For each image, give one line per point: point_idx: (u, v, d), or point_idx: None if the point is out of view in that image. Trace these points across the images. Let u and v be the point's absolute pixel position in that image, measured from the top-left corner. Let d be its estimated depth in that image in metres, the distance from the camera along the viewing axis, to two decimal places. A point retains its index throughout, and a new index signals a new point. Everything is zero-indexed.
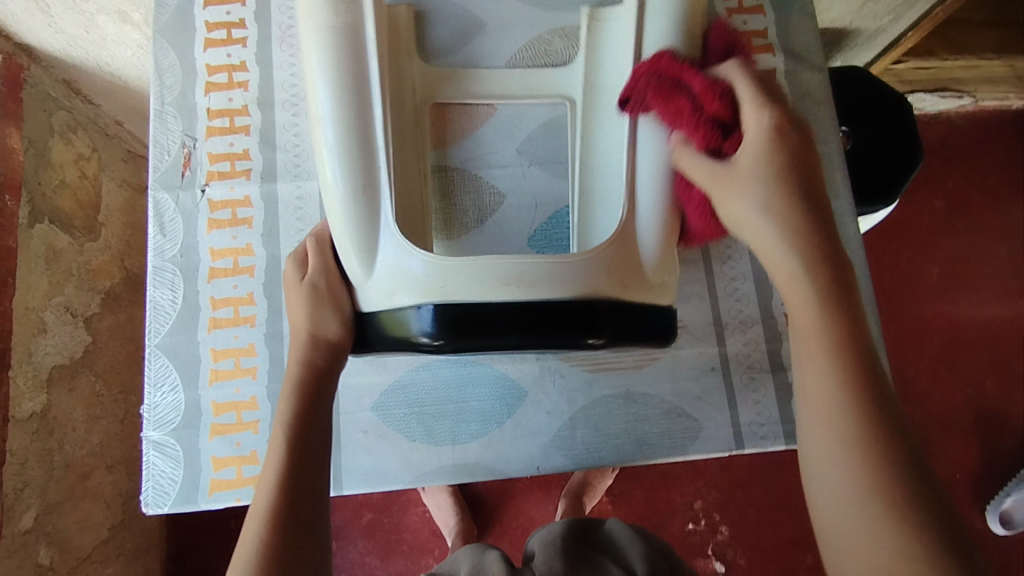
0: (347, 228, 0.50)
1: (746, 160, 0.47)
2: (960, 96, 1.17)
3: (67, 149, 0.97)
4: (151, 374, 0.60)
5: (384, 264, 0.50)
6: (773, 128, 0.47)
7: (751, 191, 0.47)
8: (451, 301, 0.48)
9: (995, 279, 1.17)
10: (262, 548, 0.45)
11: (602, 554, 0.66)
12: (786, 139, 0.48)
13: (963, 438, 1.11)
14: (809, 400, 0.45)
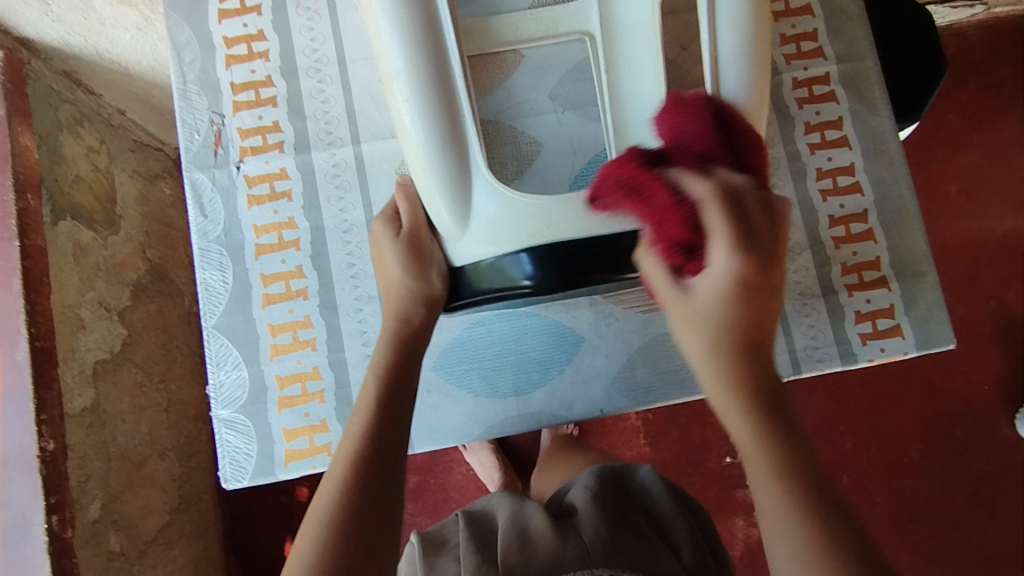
0: (437, 184, 0.49)
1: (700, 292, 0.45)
2: (972, 5, 1.13)
3: (76, 143, 0.96)
4: (212, 354, 0.60)
5: (477, 217, 0.50)
6: (740, 270, 0.43)
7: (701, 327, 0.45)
8: (553, 240, 0.49)
9: (1016, 189, 1.17)
10: (338, 505, 0.46)
11: (642, 520, 0.65)
12: (748, 281, 0.43)
13: (992, 349, 1.13)
14: (753, 474, 0.44)
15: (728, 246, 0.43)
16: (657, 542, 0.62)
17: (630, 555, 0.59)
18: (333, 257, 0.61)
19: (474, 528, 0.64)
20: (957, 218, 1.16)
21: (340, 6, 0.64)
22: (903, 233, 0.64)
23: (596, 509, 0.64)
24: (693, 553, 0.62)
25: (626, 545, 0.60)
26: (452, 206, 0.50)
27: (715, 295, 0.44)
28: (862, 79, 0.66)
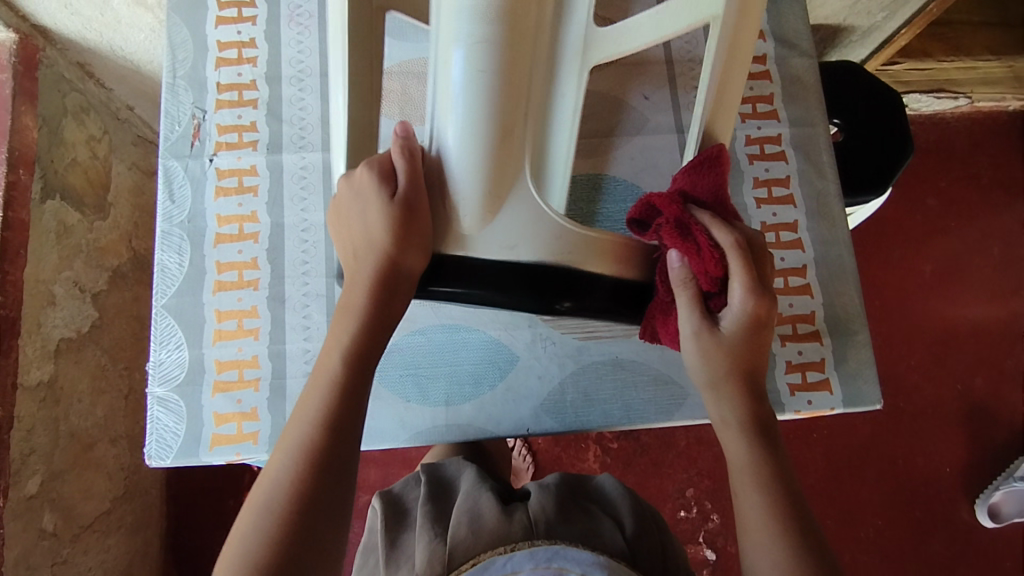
0: (477, 175, 0.47)
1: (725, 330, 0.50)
2: (956, 97, 1.17)
3: (79, 129, 1.00)
4: (157, 333, 0.62)
5: (511, 214, 0.48)
6: (754, 314, 0.50)
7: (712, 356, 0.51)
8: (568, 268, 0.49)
9: (988, 277, 1.18)
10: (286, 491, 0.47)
11: (592, 501, 0.63)
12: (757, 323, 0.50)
13: (954, 432, 1.12)
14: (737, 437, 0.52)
15: (745, 293, 0.49)
16: (604, 517, 0.60)
17: (574, 530, 0.56)
18: (288, 253, 0.64)
19: (428, 498, 0.61)
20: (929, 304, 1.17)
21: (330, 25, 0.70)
22: (840, 290, 0.66)
23: (549, 495, 0.61)
24: (634, 527, 0.60)
25: (570, 519, 0.58)
26: (483, 200, 0.47)
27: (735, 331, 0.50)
28: (811, 143, 0.70)
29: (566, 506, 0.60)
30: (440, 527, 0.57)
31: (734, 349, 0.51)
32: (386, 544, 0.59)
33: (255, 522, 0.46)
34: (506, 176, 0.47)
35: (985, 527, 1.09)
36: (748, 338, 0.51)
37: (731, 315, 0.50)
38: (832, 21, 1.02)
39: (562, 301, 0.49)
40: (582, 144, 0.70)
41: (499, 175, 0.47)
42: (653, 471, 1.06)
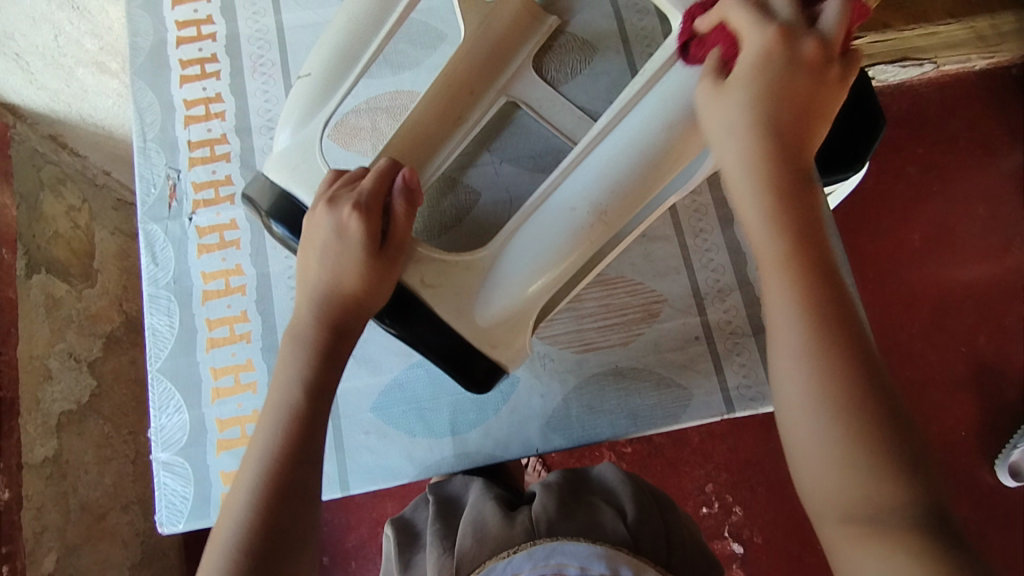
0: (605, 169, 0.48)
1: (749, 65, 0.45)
2: (921, 64, 1.16)
3: (58, 201, 1.00)
4: (155, 398, 0.62)
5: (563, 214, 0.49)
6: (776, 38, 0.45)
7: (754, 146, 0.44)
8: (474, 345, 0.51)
9: (979, 236, 1.18)
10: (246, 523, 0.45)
11: (595, 494, 0.62)
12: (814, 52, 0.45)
13: (965, 395, 1.12)
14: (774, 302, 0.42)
15: (762, 20, 0.45)
16: (606, 508, 0.59)
17: (576, 526, 0.56)
18: (277, 302, 0.64)
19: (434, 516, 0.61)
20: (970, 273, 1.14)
21: (294, 71, 0.70)
22: None
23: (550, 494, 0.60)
24: (636, 511, 0.59)
25: (572, 516, 0.57)
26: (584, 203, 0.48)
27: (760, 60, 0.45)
28: None
29: (568, 503, 0.59)
30: (447, 543, 0.57)
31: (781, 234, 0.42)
32: (400, 567, 0.59)
33: (214, 567, 0.44)
34: (602, 235, 0.49)
35: (1008, 488, 1.08)
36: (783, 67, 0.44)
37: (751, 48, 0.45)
38: None
39: (487, 357, 0.52)
40: (556, 159, 0.70)
41: (606, 221, 0.49)
42: (671, 472, 1.05)
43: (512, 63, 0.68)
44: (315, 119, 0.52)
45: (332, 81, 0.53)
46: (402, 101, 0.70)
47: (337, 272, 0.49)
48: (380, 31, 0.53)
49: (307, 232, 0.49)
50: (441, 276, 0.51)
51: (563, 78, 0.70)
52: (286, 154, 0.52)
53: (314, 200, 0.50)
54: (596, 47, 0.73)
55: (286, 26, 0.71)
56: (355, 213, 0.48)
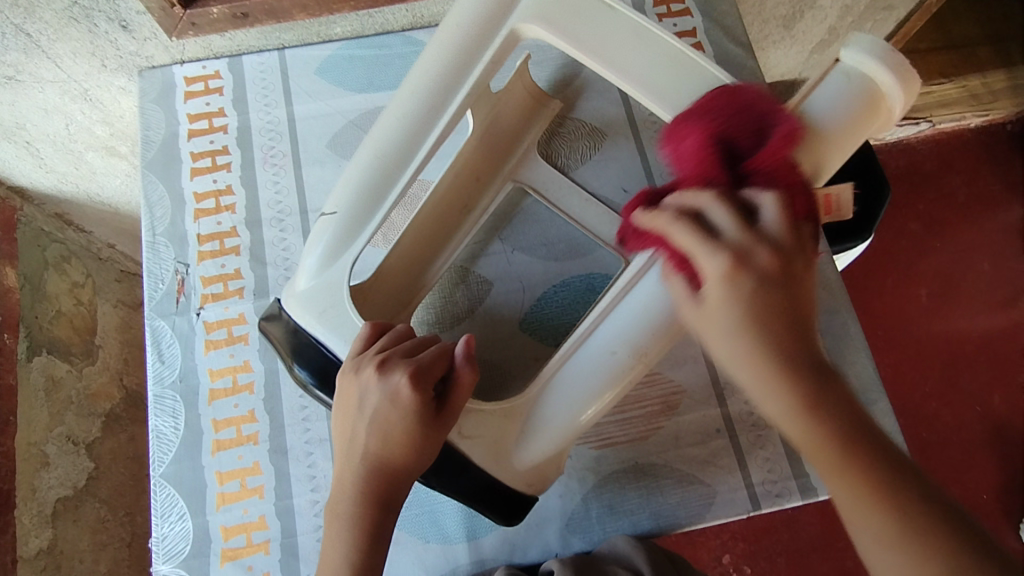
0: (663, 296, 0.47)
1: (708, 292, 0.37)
2: (917, 122, 1.13)
3: (62, 279, 0.99)
4: (158, 505, 0.59)
5: (607, 347, 0.48)
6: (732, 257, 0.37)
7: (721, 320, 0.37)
8: (506, 490, 0.52)
9: (984, 291, 1.11)
10: None
11: (605, 561, 0.56)
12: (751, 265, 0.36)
13: (983, 457, 1.02)
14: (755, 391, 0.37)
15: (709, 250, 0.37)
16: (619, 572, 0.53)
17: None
18: (285, 401, 0.62)
19: None
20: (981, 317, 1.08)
21: (305, 162, 0.70)
22: (851, 360, 0.65)
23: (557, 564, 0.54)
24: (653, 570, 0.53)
25: None
26: (629, 342, 0.47)
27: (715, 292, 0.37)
28: None
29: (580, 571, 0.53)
30: None
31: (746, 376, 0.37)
32: None
33: None
34: (643, 372, 0.49)
35: None
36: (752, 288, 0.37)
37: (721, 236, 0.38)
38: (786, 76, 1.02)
39: (523, 493, 0.53)
40: (569, 245, 0.69)
41: (647, 361, 0.48)
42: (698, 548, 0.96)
43: (519, 148, 0.68)
44: (342, 259, 0.52)
45: (358, 220, 0.53)
46: (413, 190, 0.70)
47: (382, 438, 0.47)
48: (406, 169, 0.52)
49: (354, 395, 0.47)
50: (478, 426, 0.50)
51: (575, 164, 0.72)
52: (313, 297, 0.52)
53: (357, 361, 0.48)
54: (604, 134, 0.73)
55: (297, 117, 0.72)
56: (410, 381, 0.46)
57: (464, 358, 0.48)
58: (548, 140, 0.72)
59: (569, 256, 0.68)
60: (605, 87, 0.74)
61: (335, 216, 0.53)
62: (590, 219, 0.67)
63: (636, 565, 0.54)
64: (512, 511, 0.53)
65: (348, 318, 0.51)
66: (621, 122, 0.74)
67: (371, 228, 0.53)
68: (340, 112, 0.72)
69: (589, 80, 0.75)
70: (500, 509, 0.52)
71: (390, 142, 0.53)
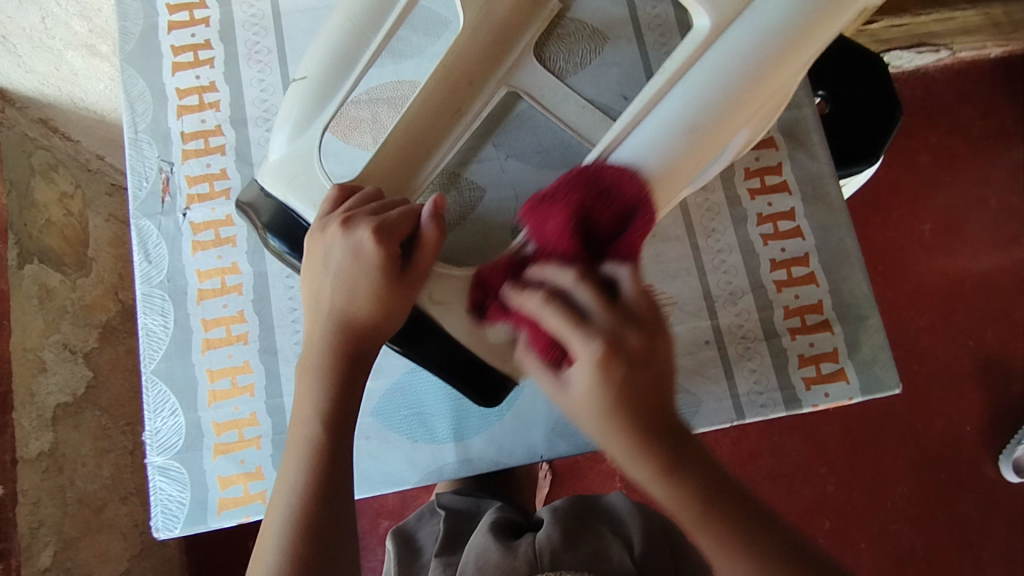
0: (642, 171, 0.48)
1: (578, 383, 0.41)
2: (937, 49, 1.06)
3: (50, 188, 0.97)
4: (150, 400, 0.60)
5: None
6: (606, 349, 0.40)
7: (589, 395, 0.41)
8: (479, 365, 0.51)
9: (986, 228, 1.07)
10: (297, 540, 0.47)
11: (602, 523, 0.58)
12: (621, 352, 0.40)
13: (969, 390, 1.01)
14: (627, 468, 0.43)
15: (582, 339, 0.39)
16: (612, 540, 0.55)
17: (581, 559, 0.52)
18: (274, 302, 0.62)
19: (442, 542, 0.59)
20: (981, 252, 1.06)
21: (291, 60, 0.67)
22: (845, 277, 0.64)
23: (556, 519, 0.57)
24: (642, 542, 0.55)
25: (578, 546, 0.54)
26: None
27: (587, 394, 0.40)
28: (801, 130, 0.68)
29: (574, 530, 0.56)
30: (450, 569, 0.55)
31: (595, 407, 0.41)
32: None
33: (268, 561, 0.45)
34: None
35: None
36: (612, 383, 0.40)
37: (577, 370, 0.41)
38: None
39: (499, 370, 0.52)
40: (564, 154, 0.68)
41: None
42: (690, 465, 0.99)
43: (515, 42, 0.64)
44: (312, 126, 0.51)
45: (330, 86, 0.51)
46: (404, 92, 0.68)
47: (349, 294, 0.47)
48: (378, 33, 0.51)
49: (320, 250, 0.47)
50: (453, 293, 0.50)
51: (571, 69, 0.67)
52: (284, 161, 0.51)
53: (324, 220, 0.47)
54: (606, 37, 0.70)
55: (283, 11, 0.68)
56: (372, 237, 0.45)
57: (430, 218, 0.46)
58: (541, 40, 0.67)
59: (564, 165, 0.67)
60: None
61: (307, 82, 0.52)
62: (584, 123, 0.65)
63: (628, 536, 0.56)
64: (486, 389, 0.53)
65: (320, 182, 0.50)
66: (625, 25, 0.71)
67: (343, 89, 0.51)
68: (327, 6, 0.68)
69: None
70: (476, 385, 0.53)
71: (363, 5, 0.51)
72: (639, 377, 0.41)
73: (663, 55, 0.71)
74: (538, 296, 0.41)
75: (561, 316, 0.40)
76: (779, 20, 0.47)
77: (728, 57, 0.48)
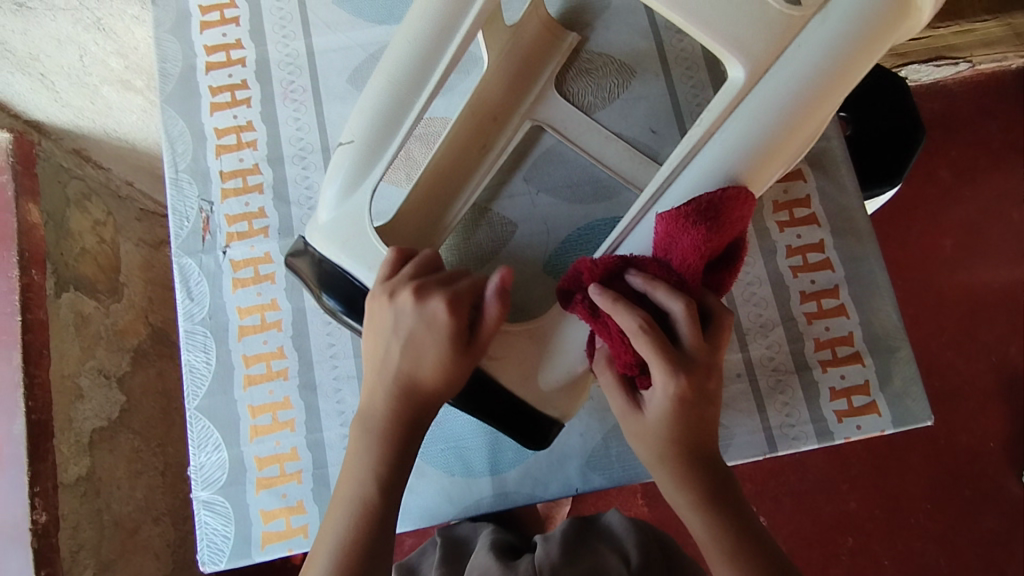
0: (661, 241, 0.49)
1: (653, 406, 0.48)
2: (956, 62, 1.04)
3: (83, 216, 0.99)
4: (194, 436, 0.62)
5: None
6: (681, 389, 0.47)
7: (653, 441, 0.49)
8: (527, 412, 0.53)
9: (1006, 242, 1.06)
10: None
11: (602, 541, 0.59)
12: (690, 393, 0.47)
13: (993, 407, 1.00)
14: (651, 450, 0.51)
15: (667, 376, 0.46)
16: (610, 554, 0.56)
17: None
18: (313, 338, 0.63)
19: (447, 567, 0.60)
20: (1004, 266, 1.05)
21: (326, 99, 0.69)
22: (874, 308, 0.65)
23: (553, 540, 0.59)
24: (640, 554, 0.56)
25: (576, 563, 0.55)
26: None
27: (663, 414, 0.48)
28: (830, 161, 0.68)
29: (573, 549, 0.57)
30: None
31: (659, 435, 0.49)
32: None
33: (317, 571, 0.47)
34: None
35: None
36: (676, 422, 0.48)
37: (654, 401, 0.48)
38: None
39: (549, 417, 0.53)
40: (596, 188, 0.68)
41: None
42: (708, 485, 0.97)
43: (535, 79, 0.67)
44: (361, 188, 0.52)
45: (375, 148, 0.52)
46: (436, 128, 0.69)
47: (415, 358, 0.48)
48: (420, 95, 0.51)
49: (387, 317, 0.48)
50: (505, 346, 0.51)
51: (600, 103, 0.69)
52: (336, 221, 0.53)
53: (388, 285, 0.48)
54: (633, 70, 0.70)
55: (316, 50, 0.70)
56: (445, 305, 0.47)
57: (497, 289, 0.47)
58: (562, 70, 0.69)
59: (594, 198, 0.68)
60: (636, 22, 0.71)
61: (352, 145, 0.53)
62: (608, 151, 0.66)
63: (627, 552, 0.56)
64: (533, 434, 0.54)
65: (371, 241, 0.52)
66: (651, 56, 0.71)
67: (393, 150, 0.52)
68: (361, 45, 0.69)
69: (618, 14, 0.72)
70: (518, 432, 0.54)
71: (399, 72, 0.51)
72: (696, 408, 0.48)
73: (691, 87, 0.70)
74: (631, 324, 0.45)
75: (654, 348, 0.45)
76: (797, 85, 0.46)
77: (768, 110, 0.46)
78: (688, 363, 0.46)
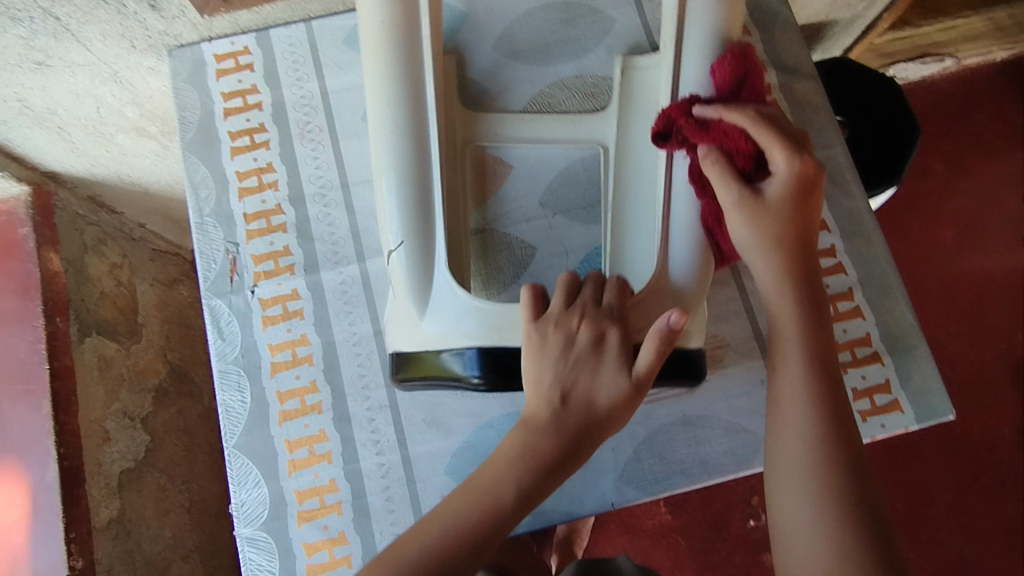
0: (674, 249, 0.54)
1: (773, 197, 0.51)
2: (942, 58, 1.06)
3: (100, 261, 1.01)
4: (234, 473, 0.63)
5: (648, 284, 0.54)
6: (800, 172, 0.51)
7: (768, 226, 0.51)
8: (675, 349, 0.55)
9: (1005, 230, 1.08)
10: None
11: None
12: (806, 187, 0.52)
13: (1003, 394, 1.02)
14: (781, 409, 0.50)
15: (784, 156, 0.51)
16: None
17: None
18: (344, 371, 0.64)
19: None
20: (1003, 253, 1.07)
21: (342, 137, 0.70)
22: (888, 308, 0.66)
23: None
24: None
25: None
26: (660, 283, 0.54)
27: (782, 195, 0.51)
28: (835, 168, 0.70)
29: None
30: None
31: (784, 212, 0.51)
32: None
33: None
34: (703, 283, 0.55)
35: None
36: (796, 200, 0.51)
37: (776, 181, 0.51)
38: (811, 20, 0.95)
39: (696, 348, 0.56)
40: None
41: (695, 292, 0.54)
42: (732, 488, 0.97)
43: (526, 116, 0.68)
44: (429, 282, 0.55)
45: (422, 229, 0.55)
46: None
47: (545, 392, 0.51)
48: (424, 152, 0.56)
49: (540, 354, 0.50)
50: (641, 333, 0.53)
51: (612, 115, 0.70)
52: (427, 310, 0.55)
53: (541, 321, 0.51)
54: None
55: (330, 90, 0.72)
56: (615, 327, 0.50)
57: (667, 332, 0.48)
58: (556, 95, 0.71)
59: None
60: (636, 43, 0.73)
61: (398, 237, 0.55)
62: (585, 135, 0.66)
63: None
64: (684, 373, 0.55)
65: (464, 302, 0.54)
66: None
67: (437, 209, 0.56)
68: None
69: (618, 36, 0.73)
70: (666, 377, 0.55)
71: (393, 138, 0.56)
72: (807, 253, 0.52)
73: None
74: (745, 116, 0.51)
75: (770, 129, 0.51)
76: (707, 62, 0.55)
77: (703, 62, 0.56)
78: (801, 145, 0.51)
